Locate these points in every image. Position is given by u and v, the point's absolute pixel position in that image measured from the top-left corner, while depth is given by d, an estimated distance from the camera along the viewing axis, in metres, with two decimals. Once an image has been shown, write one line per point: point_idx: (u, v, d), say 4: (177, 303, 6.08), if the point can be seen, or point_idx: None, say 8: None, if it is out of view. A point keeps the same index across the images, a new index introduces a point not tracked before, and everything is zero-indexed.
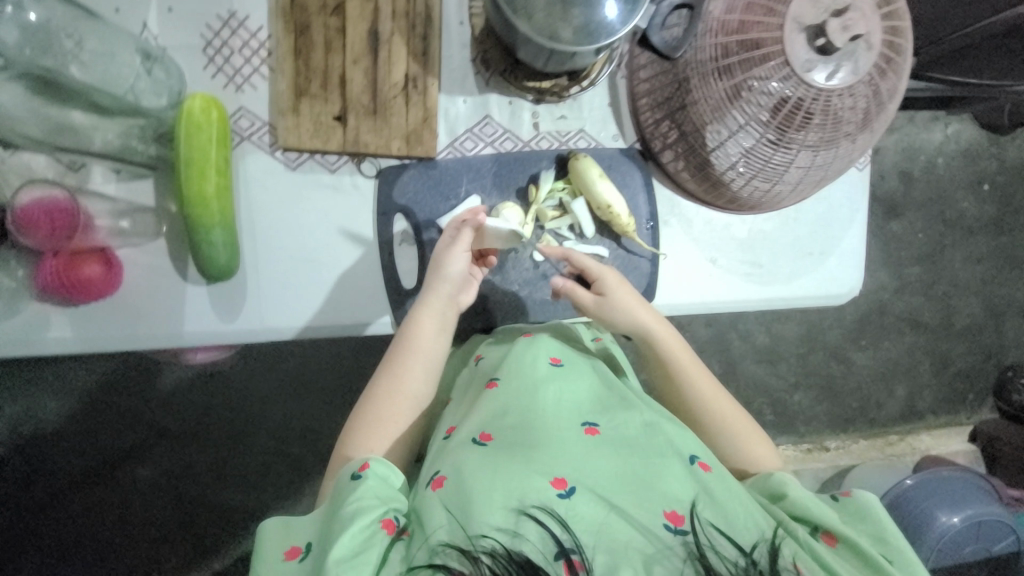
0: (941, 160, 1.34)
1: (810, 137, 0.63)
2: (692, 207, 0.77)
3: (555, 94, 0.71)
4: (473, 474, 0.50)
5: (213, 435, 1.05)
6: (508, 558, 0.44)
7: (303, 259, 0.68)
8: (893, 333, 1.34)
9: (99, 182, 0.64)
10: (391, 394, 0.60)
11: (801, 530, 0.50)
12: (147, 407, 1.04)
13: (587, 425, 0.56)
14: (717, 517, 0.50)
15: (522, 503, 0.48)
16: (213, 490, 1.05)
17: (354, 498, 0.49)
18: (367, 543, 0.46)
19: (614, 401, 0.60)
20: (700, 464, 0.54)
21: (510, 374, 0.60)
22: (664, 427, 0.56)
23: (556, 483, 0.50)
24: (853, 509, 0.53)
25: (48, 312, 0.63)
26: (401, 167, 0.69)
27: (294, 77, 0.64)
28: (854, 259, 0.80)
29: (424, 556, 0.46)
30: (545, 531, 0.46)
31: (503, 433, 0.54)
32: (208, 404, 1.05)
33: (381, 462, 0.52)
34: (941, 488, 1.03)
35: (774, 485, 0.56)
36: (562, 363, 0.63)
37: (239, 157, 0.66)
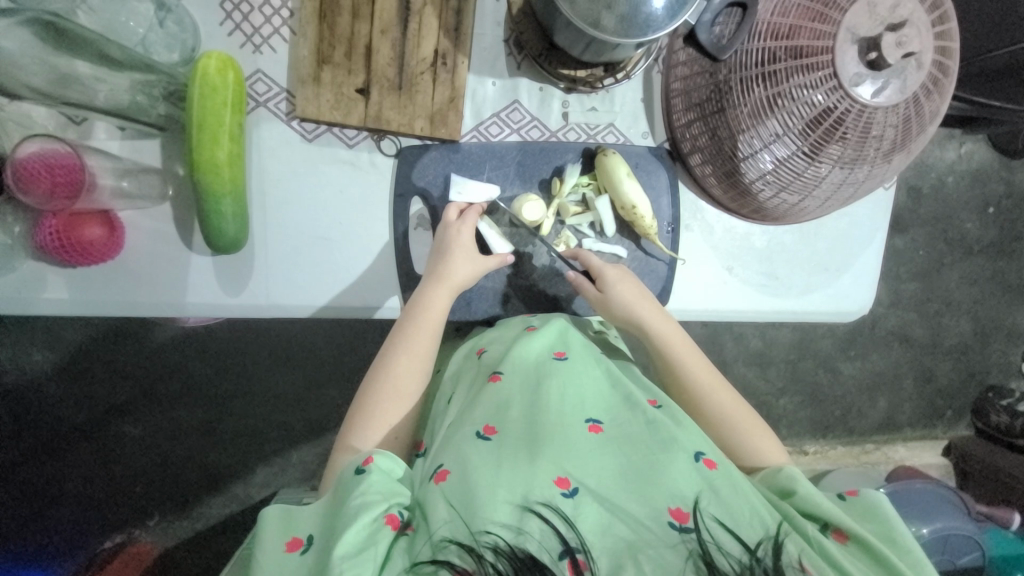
0: (951, 179, 1.34)
1: (845, 153, 0.61)
2: (714, 213, 0.75)
3: (589, 84, 0.68)
4: (476, 470, 0.49)
5: (204, 397, 1.04)
6: (512, 554, 0.43)
7: (314, 235, 0.65)
8: (883, 346, 1.36)
9: (102, 138, 0.61)
10: (398, 365, 0.59)
11: (811, 527, 0.49)
12: (138, 364, 1.02)
13: (590, 422, 0.55)
14: (723, 514, 0.48)
15: (527, 500, 0.47)
16: (202, 451, 1.04)
17: (358, 493, 0.47)
18: (371, 539, 0.45)
19: (618, 397, 0.58)
20: (705, 461, 0.52)
21: (513, 368, 0.59)
22: (668, 422, 0.54)
23: (560, 482, 0.49)
24: (862, 507, 0.53)
25: (44, 271, 0.61)
26: (422, 148, 0.66)
27: (317, 43, 0.60)
28: (868, 277, 0.79)
29: (428, 552, 0.45)
30: (549, 529, 0.45)
31: (507, 428, 0.53)
32: (200, 365, 1.04)
33: (385, 456, 0.51)
34: (910, 499, 1.04)
35: (783, 482, 0.55)
36: (567, 357, 0.60)
37: (253, 123, 0.63)
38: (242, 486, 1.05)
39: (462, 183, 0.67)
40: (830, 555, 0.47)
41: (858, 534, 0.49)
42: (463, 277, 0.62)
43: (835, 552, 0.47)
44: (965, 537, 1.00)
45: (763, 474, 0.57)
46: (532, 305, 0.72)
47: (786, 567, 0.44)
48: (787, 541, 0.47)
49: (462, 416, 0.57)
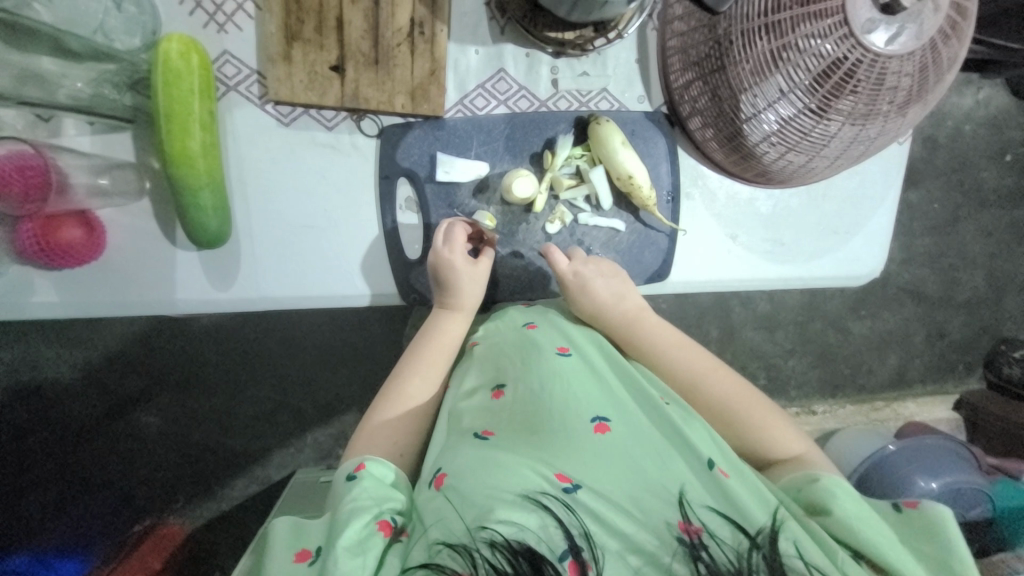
0: (968, 126, 1.27)
1: (857, 106, 0.57)
2: (716, 178, 0.72)
3: (578, 46, 0.63)
4: (475, 468, 0.48)
5: (215, 384, 1.05)
6: (509, 547, 0.42)
7: (301, 226, 0.63)
8: (894, 303, 1.33)
9: (72, 135, 0.59)
10: (404, 391, 0.60)
11: (834, 546, 0.45)
12: (147, 356, 1.03)
13: (596, 421, 0.53)
14: (726, 508, 0.47)
15: (526, 494, 0.46)
16: (219, 436, 1.05)
17: (350, 499, 0.48)
18: (364, 544, 0.45)
19: (627, 394, 0.57)
20: (720, 470, 0.49)
21: (516, 372, 0.58)
22: (679, 425, 0.53)
23: (561, 478, 0.48)
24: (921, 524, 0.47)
25: (31, 275, 0.60)
26: (405, 126, 0.63)
27: (284, 18, 0.56)
28: (879, 239, 0.76)
29: (421, 556, 0.44)
30: (548, 521, 0.44)
31: (506, 431, 0.53)
32: (208, 354, 1.04)
33: (376, 463, 0.53)
34: (922, 454, 1.03)
35: (821, 494, 0.49)
36: (570, 353, 0.60)
37: (226, 110, 0.60)
38: (257, 467, 1.07)
39: (449, 162, 0.64)
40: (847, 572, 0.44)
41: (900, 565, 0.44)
42: (474, 293, 0.64)
43: None
44: (974, 489, 1.00)
45: (789, 475, 0.54)
46: (529, 286, 0.70)
47: (788, 561, 0.43)
48: (790, 532, 0.45)
49: (455, 420, 0.57)
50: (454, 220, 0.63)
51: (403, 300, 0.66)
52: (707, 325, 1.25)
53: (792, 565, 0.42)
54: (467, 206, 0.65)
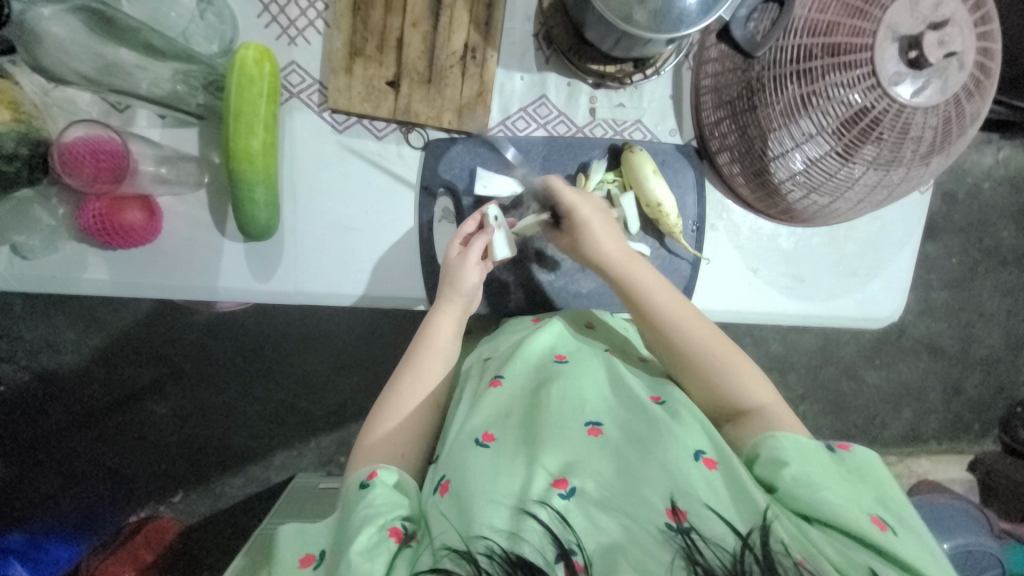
0: (988, 185, 1.29)
1: (881, 151, 0.60)
2: (740, 213, 0.74)
3: (618, 79, 0.68)
4: (474, 478, 0.51)
5: (227, 378, 1.07)
6: (507, 559, 0.44)
7: (341, 226, 0.67)
8: (909, 355, 1.32)
9: (143, 125, 0.64)
10: (415, 378, 0.61)
11: (801, 521, 0.48)
12: (167, 345, 1.06)
13: (589, 425, 0.56)
14: (714, 502, 0.48)
15: (522, 502, 0.49)
16: (225, 431, 1.07)
17: (364, 505, 0.51)
18: (375, 550, 0.47)
19: (622, 394, 0.59)
20: (706, 461, 0.52)
21: (515, 376, 0.62)
22: (669, 423, 0.54)
23: (558, 484, 0.50)
24: (854, 467, 0.52)
25: (87, 252, 0.64)
26: (449, 141, 0.67)
27: (350, 35, 0.61)
28: (898, 283, 0.77)
29: (429, 561, 0.47)
30: (545, 530, 0.47)
31: (504, 432, 0.56)
32: (222, 350, 1.07)
33: (387, 470, 0.55)
34: (932, 514, 1.04)
35: (771, 465, 0.52)
36: (568, 359, 0.63)
37: (286, 114, 0.64)
38: (262, 467, 1.08)
39: (487, 177, 0.67)
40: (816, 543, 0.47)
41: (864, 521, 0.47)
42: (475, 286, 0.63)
43: (825, 542, 0.47)
44: (987, 552, 0.99)
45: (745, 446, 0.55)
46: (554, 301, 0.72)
47: (777, 556, 0.44)
48: (775, 527, 0.47)
49: (458, 423, 0.59)
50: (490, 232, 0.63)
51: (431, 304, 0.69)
52: None
53: (780, 560, 0.44)
54: None
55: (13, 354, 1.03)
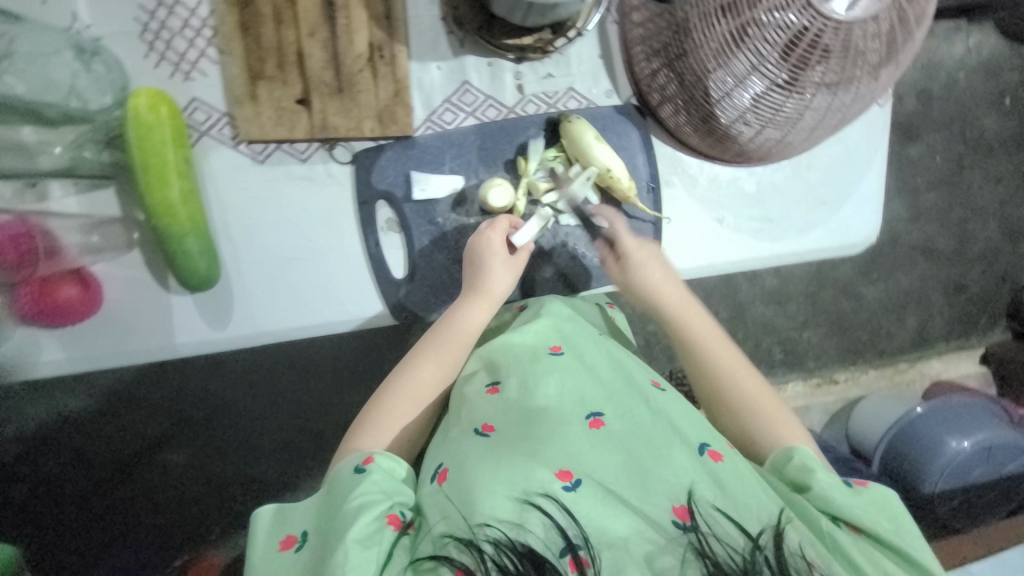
0: (963, 75, 1.21)
1: (827, 73, 0.55)
2: (695, 162, 0.71)
3: (539, 50, 0.64)
4: (474, 467, 0.48)
5: (237, 416, 1.02)
6: (513, 548, 0.43)
7: (286, 258, 0.64)
8: (907, 263, 1.27)
9: (59, 197, 0.60)
10: (420, 382, 0.59)
11: (824, 524, 0.48)
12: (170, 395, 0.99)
13: (591, 417, 0.53)
14: (724, 502, 0.47)
15: (524, 492, 0.46)
16: (247, 465, 1.04)
17: (357, 492, 0.48)
18: (374, 537, 0.45)
19: (621, 384, 0.57)
20: (711, 454, 0.51)
21: (511, 373, 0.57)
22: (674, 417, 0.54)
23: (562, 475, 0.48)
24: (872, 499, 0.51)
25: (37, 335, 0.62)
26: (377, 149, 0.63)
27: (245, 58, 0.57)
28: (870, 203, 0.75)
29: (428, 548, 0.46)
30: (548, 521, 0.45)
31: (505, 424, 0.53)
32: (229, 389, 1.01)
33: (385, 456, 0.52)
34: (951, 414, 1.04)
35: (798, 475, 0.51)
36: (563, 351, 0.59)
37: (201, 155, 0.61)
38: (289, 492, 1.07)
39: (424, 179, 0.64)
40: (835, 544, 0.47)
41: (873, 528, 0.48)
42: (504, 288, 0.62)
43: (842, 545, 0.47)
44: (1004, 444, 1.00)
45: (770, 462, 0.54)
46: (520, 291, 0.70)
47: (788, 557, 0.44)
48: (788, 530, 0.47)
49: (456, 416, 0.56)
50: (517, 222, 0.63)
51: (395, 319, 0.67)
52: (716, 307, 1.19)
53: (793, 562, 0.44)
54: (447, 220, 0.66)
55: (6, 433, 0.95)
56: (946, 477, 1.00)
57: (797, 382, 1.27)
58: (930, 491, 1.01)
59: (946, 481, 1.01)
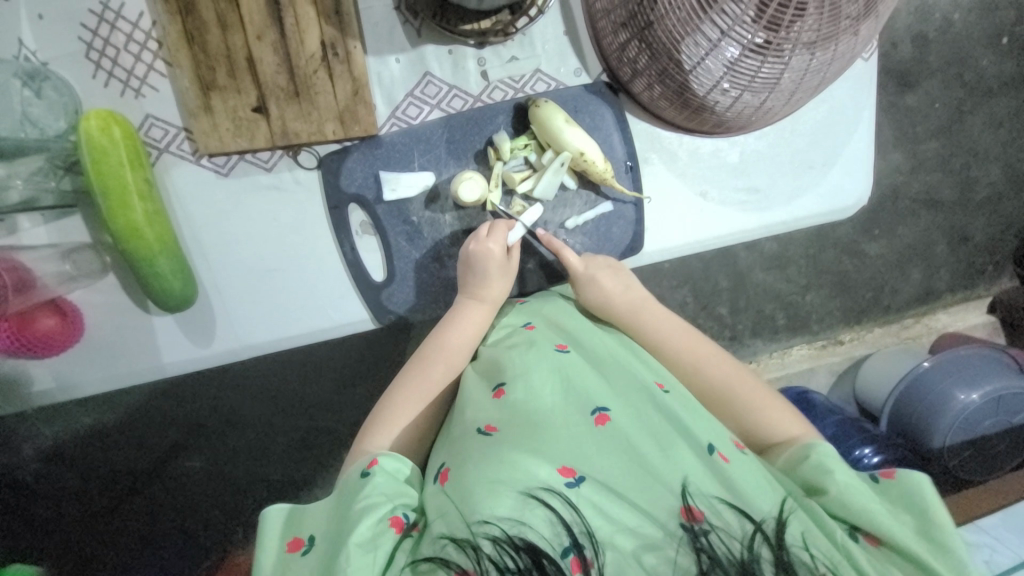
0: (958, 15, 1.15)
1: (805, 30, 0.52)
2: (674, 137, 0.68)
3: (499, 33, 0.61)
4: (477, 464, 0.46)
5: (248, 419, 1.02)
6: (511, 542, 0.41)
7: (265, 270, 0.64)
8: (908, 217, 1.24)
9: (27, 228, 0.60)
10: (427, 379, 0.59)
11: (838, 531, 0.45)
12: (182, 403, 1.00)
13: (597, 412, 0.51)
14: (728, 496, 0.46)
15: (526, 487, 0.44)
16: (262, 468, 1.03)
17: (363, 496, 0.47)
18: (372, 543, 0.44)
19: (624, 381, 0.55)
20: (720, 455, 0.48)
21: (519, 373, 0.54)
22: (681, 410, 0.52)
23: (564, 471, 0.46)
24: (904, 502, 0.47)
25: (26, 366, 0.62)
26: (342, 152, 0.62)
27: (195, 70, 0.55)
28: (861, 163, 0.72)
29: (427, 549, 0.43)
30: (552, 517, 0.43)
31: (510, 421, 0.50)
32: (239, 394, 1.01)
33: (389, 458, 0.51)
34: (960, 366, 1.01)
35: (811, 473, 0.50)
36: (568, 350, 0.58)
37: (163, 173, 0.60)
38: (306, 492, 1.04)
39: (394, 179, 0.62)
40: (848, 551, 0.44)
41: (892, 538, 0.45)
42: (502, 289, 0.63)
43: (857, 556, 0.44)
44: (1016, 394, 0.99)
45: (787, 452, 0.53)
46: None
47: (791, 553, 0.42)
48: (792, 523, 0.45)
49: (460, 413, 0.54)
50: (513, 220, 0.63)
51: (378, 322, 0.66)
52: (713, 276, 1.17)
53: (795, 555, 0.42)
54: (422, 219, 0.64)
55: (32, 452, 0.98)
56: (955, 431, 1.00)
57: (802, 346, 1.25)
58: (939, 446, 1.01)
59: (955, 435, 1.00)
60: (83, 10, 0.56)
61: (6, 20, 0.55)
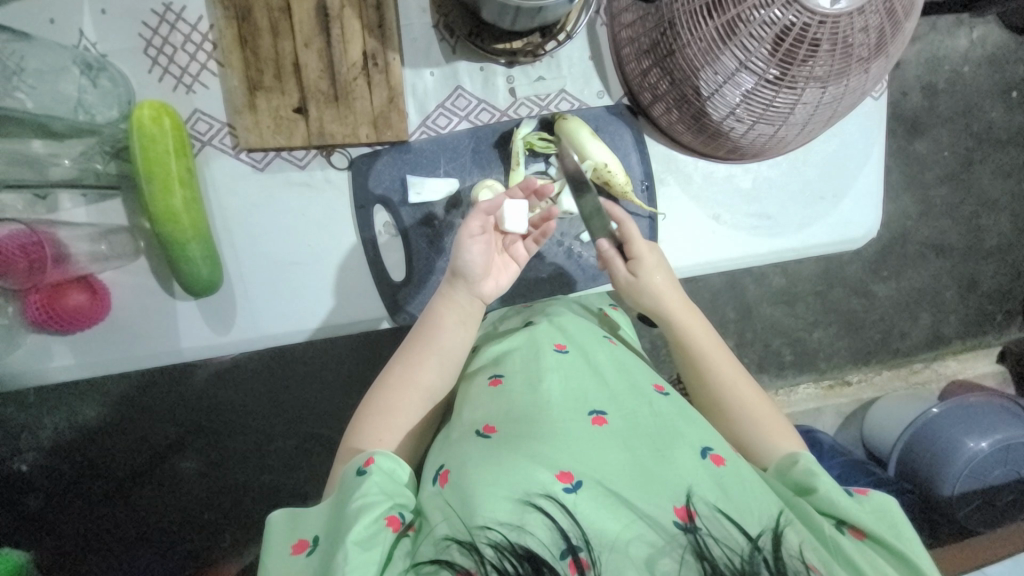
0: (967, 68, 1.19)
1: (817, 67, 0.55)
2: (690, 161, 0.71)
3: (530, 53, 0.65)
4: (474, 466, 0.47)
5: (247, 422, 1.02)
6: (512, 549, 0.41)
7: (286, 264, 0.66)
8: (918, 261, 1.25)
9: (69, 207, 0.63)
10: (412, 372, 0.57)
11: (826, 526, 0.47)
12: (182, 402, 1.00)
13: (593, 415, 0.52)
14: (725, 503, 0.46)
15: (526, 494, 0.44)
16: (257, 473, 1.02)
17: (358, 495, 0.46)
18: (372, 540, 0.44)
19: (622, 385, 0.56)
20: (714, 457, 0.49)
21: (517, 372, 0.57)
22: (676, 418, 0.52)
23: (562, 477, 0.46)
24: (873, 507, 0.49)
25: (47, 342, 0.64)
26: (373, 155, 0.65)
27: (244, 70, 0.60)
28: (870, 198, 0.74)
29: (430, 551, 0.43)
30: (550, 523, 0.43)
31: (508, 424, 0.51)
32: (239, 396, 1.01)
33: (386, 456, 0.50)
34: (966, 416, 1.00)
35: (800, 478, 0.50)
36: (568, 350, 0.59)
37: (203, 164, 0.63)
38: (299, 501, 1.03)
39: (419, 183, 0.65)
40: (839, 549, 0.46)
41: (875, 532, 0.47)
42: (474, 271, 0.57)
43: (848, 552, 0.45)
44: None
45: (774, 463, 0.54)
46: (516, 292, 0.71)
47: (787, 559, 0.43)
48: (789, 531, 0.46)
49: (459, 415, 0.55)
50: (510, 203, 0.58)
51: (393, 321, 0.68)
52: (721, 308, 1.19)
53: (793, 563, 0.42)
54: (443, 223, 0.67)
55: (33, 441, 0.98)
56: (965, 480, 0.98)
57: (809, 384, 1.24)
58: (948, 494, 0.99)
59: (964, 483, 0.98)
60: (146, 11, 0.60)
61: (72, 14, 0.60)
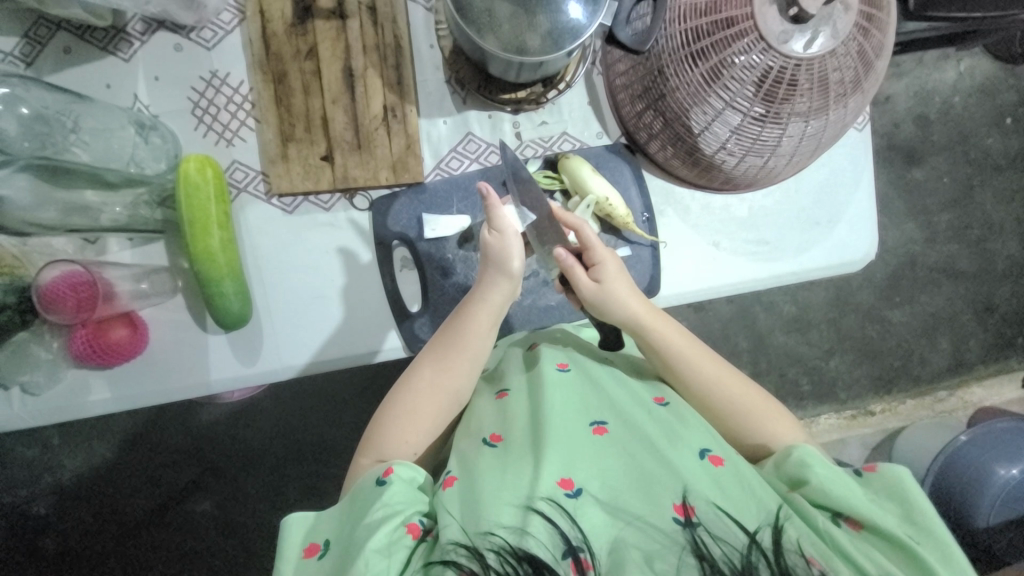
0: (958, 98, 1.25)
1: (797, 103, 0.60)
2: (688, 193, 0.76)
3: (533, 101, 0.72)
4: (477, 474, 0.49)
5: (262, 462, 1.03)
6: (513, 553, 0.42)
7: (309, 296, 0.70)
8: (929, 285, 1.26)
9: (116, 251, 0.69)
10: (441, 377, 0.58)
11: (820, 518, 0.47)
12: (198, 443, 1.03)
13: (594, 424, 0.53)
14: (722, 501, 0.47)
15: (530, 499, 0.46)
16: (269, 514, 1.03)
17: (381, 505, 0.48)
18: (390, 548, 0.45)
19: (625, 394, 0.57)
20: (711, 458, 0.50)
21: (522, 384, 0.59)
22: (675, 422, 0.53)
23: (563, 484, 0.47)
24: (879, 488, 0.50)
25: (85, 377, 0.68)
26: (391, 196, 0.71)
27: (279, 125, 0.67)
28: (864, 223, 0.77)
29: (438, 555, 0.44)
30: (552, 528, 0.44)
31: (512, 435, 0.53)
32: (253, 436, 1.04)
33: (404, 465, 0.52)
34: (997, 441, 0.97)
35: (793, 470, 0.51)
36: (569, 368, 0.59)
37: (238, 209, 0.69)
38: None
39: (434, 220, 0.71)
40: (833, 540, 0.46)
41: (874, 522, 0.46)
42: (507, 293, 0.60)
43: (844, 545, 0.45)
44: None
45: (772, 458, 0.54)
46: (527, 319, 0.74)
47: (786, 554, 0.43)
48: (787, 527, 0.46)
49: (468, 429, 0.57)
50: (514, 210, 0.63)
51: (410, 350, 0.71)
52: (734, 337, 1.20)
53: (791, 559, 0.43)
54: (456, 256, 0.72)
55: (54, 485, 1.01)
56: (997, 510, 0.95)
57: (830, 415, 1.23)
58: (983, 526, 0.95)
59: (997, 514, 0.95)
60: (194, 77, 0.69)
61: (128, 81, 0.68)
